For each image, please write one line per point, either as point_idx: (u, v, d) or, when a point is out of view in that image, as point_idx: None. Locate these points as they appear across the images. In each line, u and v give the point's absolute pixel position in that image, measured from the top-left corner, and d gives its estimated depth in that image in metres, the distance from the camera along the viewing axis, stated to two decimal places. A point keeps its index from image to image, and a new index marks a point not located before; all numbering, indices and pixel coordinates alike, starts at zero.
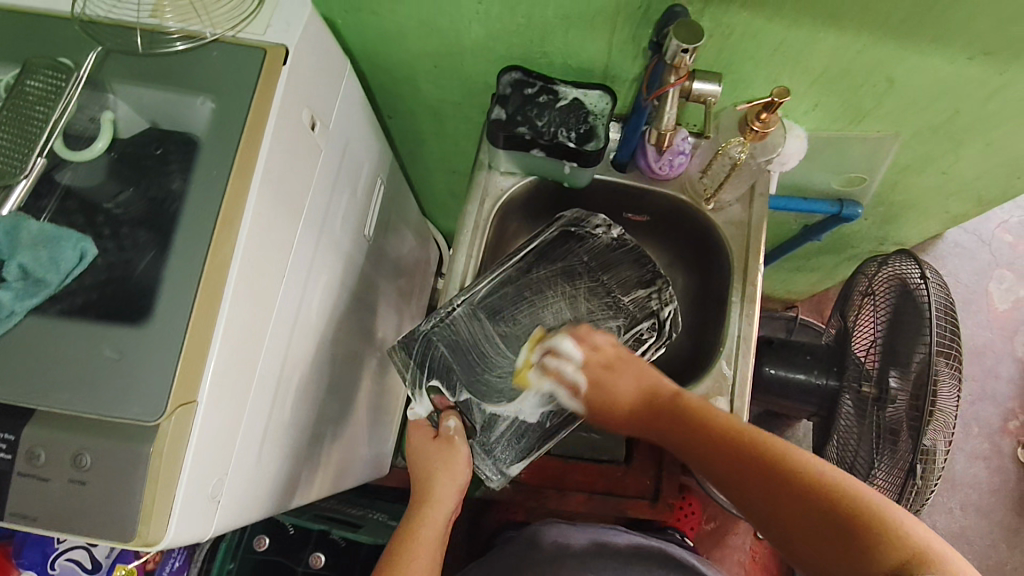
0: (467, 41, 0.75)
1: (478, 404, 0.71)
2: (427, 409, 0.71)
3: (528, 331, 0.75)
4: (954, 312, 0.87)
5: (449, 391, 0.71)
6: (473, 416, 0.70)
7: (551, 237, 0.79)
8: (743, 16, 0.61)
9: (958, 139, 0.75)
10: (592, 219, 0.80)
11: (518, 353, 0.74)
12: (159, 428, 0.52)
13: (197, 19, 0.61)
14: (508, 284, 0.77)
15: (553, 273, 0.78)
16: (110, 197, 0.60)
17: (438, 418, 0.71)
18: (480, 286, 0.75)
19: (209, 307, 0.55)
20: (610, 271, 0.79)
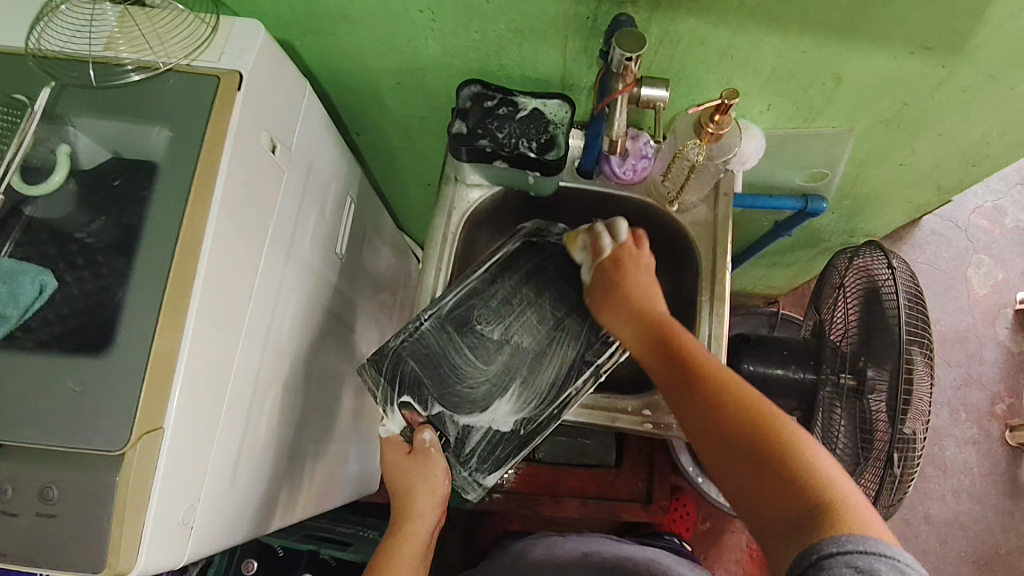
0: (426, 58, 0.76)
1: (450, 416, 0.71)
2: (399, 425, 0.73)
3: (498, 340, 0.76)
4: (922, 300, 0.88)
5: (420, 405, 0.72)
6: (446, 429, 0.71)
7: (515, 247, 0.80)
8: (690, 23, 0.63)
9: (912, 130, 0.77)
10: (554, 228, 0.82)
11: (486, 363, 0.74)
12: (125, 457, 0.52)
13: (150, 51, 0.61)
14: (474, 296, 0.77)
15: (519, 282, 0.79)
16: (82, 227, 0.60)
17: (412, 433, 0.72)
18: (447, 299, 0.76)
19: (172, 334, 0.55)
20: (575, 277, 0.80)
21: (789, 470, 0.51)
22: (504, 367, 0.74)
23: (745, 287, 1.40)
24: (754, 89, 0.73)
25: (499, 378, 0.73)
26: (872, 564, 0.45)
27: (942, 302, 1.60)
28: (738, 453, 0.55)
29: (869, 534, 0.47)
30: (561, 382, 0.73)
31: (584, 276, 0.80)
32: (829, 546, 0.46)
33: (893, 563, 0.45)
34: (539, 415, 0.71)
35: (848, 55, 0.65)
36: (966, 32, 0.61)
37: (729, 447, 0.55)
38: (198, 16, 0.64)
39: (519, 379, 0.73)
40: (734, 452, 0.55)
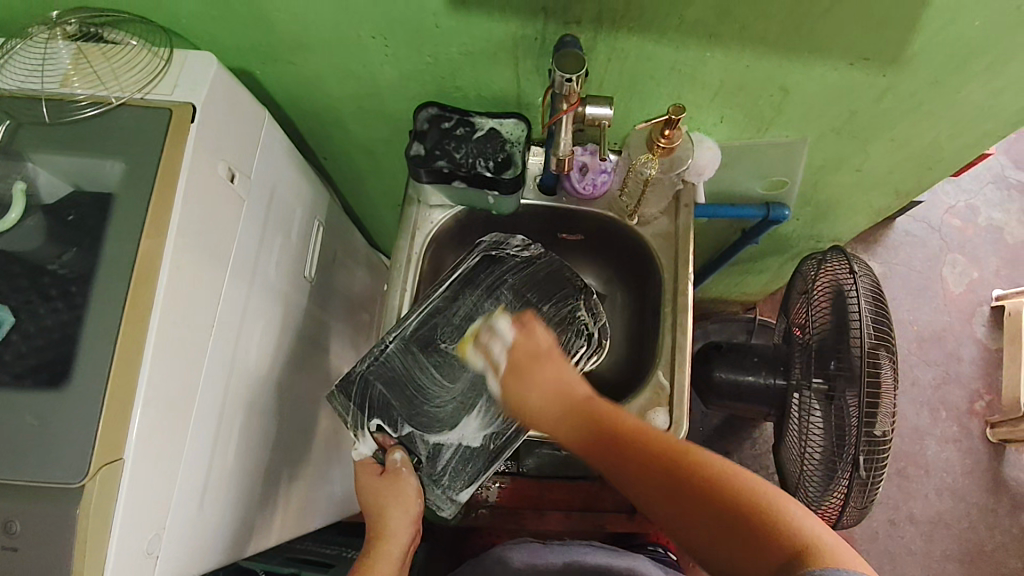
0: (383, 82, 0.78)
1: (421, 436, 0.73)
2: (370, 447, 0.74)
3: (464, 357, 0.77)
4: (885, 304, 0.90)
5: (391, 427, 0.74)
6: (418, 448, 0.73)
7: (474, 263, 0.81)
8: (633, 41, 0.65)
9: (862, 136, 0.79)
10: (512, 241, 0.82)
11: (452, 380, 0.75)
12: (84, 489, 0.53)
13: (104, 86, 0.62)
14: (438, 315, 0.78)
15: (480, 296, 0.80)
16: (54, 257, 0.60)
17: (384, 455, 0.74)
18: (410, 320, 0.77)
19: (129, 364, 0.55)
20: (536, 289, 0.81)
21: (758, 528, 0.49)
22: (469, 383, 0.75)
23: (721, 294, 1.42)
24: (705, 103, 0.74)
25: (466, 396, 0.74)
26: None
27: (919, 302, 1.61)
28: (692, 512, 0.52)
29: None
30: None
31: (543, 288, 0.80)
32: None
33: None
34: (507, 428, 0.72)
35: (791, 68, 0.67)
36: (902, 41, 0.63)
37: (696, 514, 0.52)
38: (153, 50, 0.66)
39: (484, 395, 0.74)
40: (697, 517, 0.51)
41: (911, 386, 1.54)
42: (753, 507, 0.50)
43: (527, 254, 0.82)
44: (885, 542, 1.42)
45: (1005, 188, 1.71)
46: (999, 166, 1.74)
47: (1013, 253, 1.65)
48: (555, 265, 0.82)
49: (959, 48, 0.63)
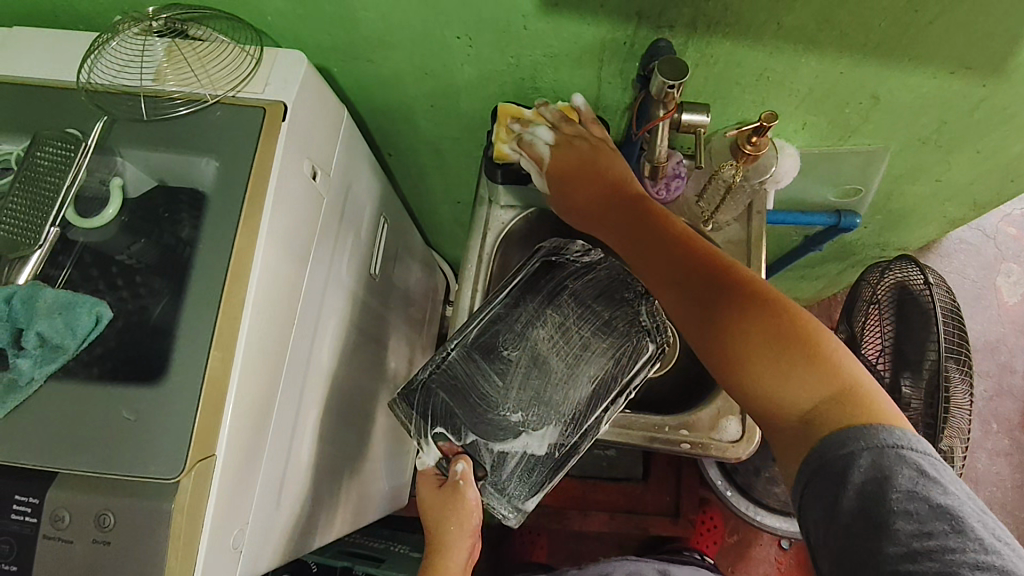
0: (461, 82, 0.77)
1: (485, 444, 0.69)
2: (434, 458, 0.71)
3: (527, 362, 0.71)
4: (960, 316, 0.87)
5: (455, 436, 0.69)
6: (482, 457, 0.69)
7: (533, 270, 0.75)
8: (726, 46, 0.64)
9: (949, 147, 0.76)
10: (572, 246, 0.77)
11: (513, 388, 0.70)
12: (178, 485, 0.53)
13: (195, 84, 0.63)
14: (498, 322, 0.73)
15: (540, 305, 0.74)
16: (123, 248, 0.61)
17: (447, 464, 0.70)
18: (470, 327, 0.72)
19: (223, 363, 0.56)
20: (599, 298, 0.74)
21: (807, 351, 0.51)
22: (532, 391, 0.70)
23: None
24: (790, 109, 0.73)
25: (530, 402, 0.69)
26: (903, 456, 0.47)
27: (972, 312, 1.58)
28: (711, 281, 0.57)
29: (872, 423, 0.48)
30: (592, 402, 0.70)
31: (608, 296, 0.74)
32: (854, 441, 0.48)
33: (923, 456, 0.48)
34: (573, 435, 0.68)
35: (885, 76, 0.65)
36: (1008, 53, 0.60)
37: (749, 344, 0.53)
38: (242, 46, 0.65)
39: (548, 402, 0.69)
40: (759, 364, 0.52)
41: None
42: (807, 338, 0.52)
43: (589, 260, 0.76)
44: None
45: None
46: None
47: None
48: (618, 272, 0.75)
49: None
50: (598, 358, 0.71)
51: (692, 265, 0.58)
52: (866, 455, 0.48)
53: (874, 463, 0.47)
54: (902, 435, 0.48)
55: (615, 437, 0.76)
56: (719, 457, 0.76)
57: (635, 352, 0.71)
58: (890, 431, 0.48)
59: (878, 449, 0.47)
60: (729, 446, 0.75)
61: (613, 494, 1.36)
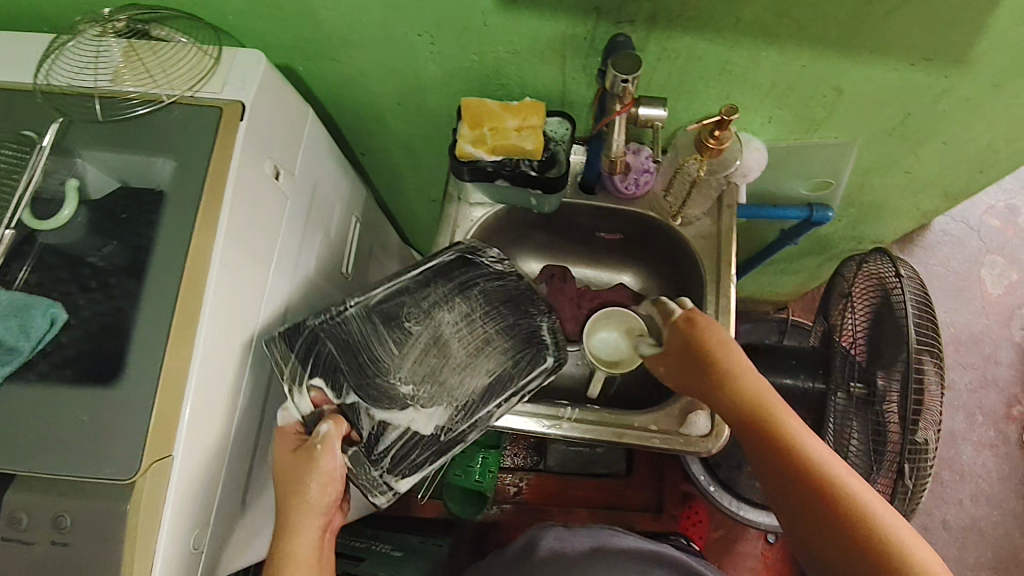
0: (427, 80, 0.77)
1: (366, 409, 0.66)
2: (307, 409, 0.66)
3: (426, 341, 0.69)
4: (931, 307, 0.88)
5: (334, 393, 0.67)
6: (362, 424, 0.65)
7: (448, 259, 0.75)
8: (686, 40, 0.63)
9: (916, 140, 0.76)
10: (490, 252, 0.76)
11: (406, 360, 0.68)
12: (134, 486, 0.53)
13: (153, 84, 0.63)
14: (406, 294, 0.72)
15: (450, 291, 0.72)
16: (96, 250, 0.61)
17: (316, 422, 0.66)
18: (377, 290, 0.72)
19: (180, 363, 0.56)
20: (507, 303, 0.72)
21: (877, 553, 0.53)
22: (428, 369, 0.68)
23: (753, 294, 1.39)
24: (755, 103, 0.73)
25: (423, 378, 0.68)
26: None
27: (956, 304, 1.58)
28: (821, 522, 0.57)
29: None
30: (484, 395, 0.68)
31: (518, 304, 0.72)
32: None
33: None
34: (459, 422, 0.66)
35: (846, 69, 0.65)
36: (966, 45, 0.60)
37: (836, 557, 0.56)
38: (200, 46, 0.65)
39: (440, 383, 0.68)
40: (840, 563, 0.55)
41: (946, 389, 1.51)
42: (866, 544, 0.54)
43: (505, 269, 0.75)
44: None
45: None
46: None
47: None
48: (526, 285, 0.74)
49: None
50: (495, 355, 0.70)
51: (759, 403, 0.64)
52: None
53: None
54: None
55: (584, 433, 0.76)
56: (689, 451, 0.76)
57: (533, 360, 0.69)
58: None
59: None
60: (700, 441, 0.75)
61: (595, 489, 1.37)
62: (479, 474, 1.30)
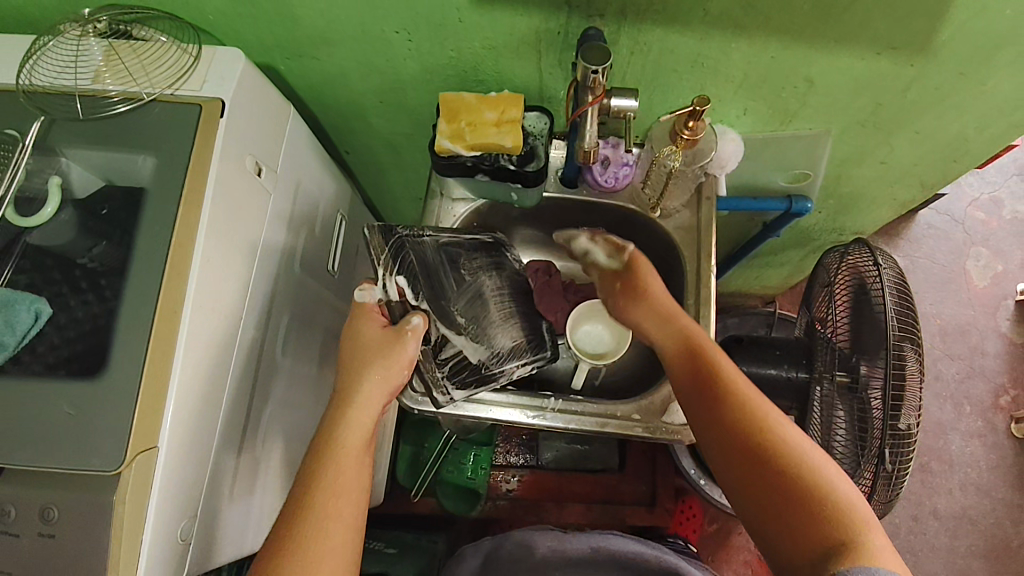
0: (407, 77, 0.78)
1: (434, 321, 0.74)
2: (387, 300, 0.74)
3: (473, 290, 0.77)
4: (910, 296, 0.89)
5: (411, 296, 0.74)
6: (430, 331, 0.74)
7: (483, 240, 0.83)
8: (657, 33, 0.65)
9: (888, 129, 0.77)
10: (512, 248, 0.85)
11: (464, 295, 0.77)
12: (119, 478, 0.54)
13: (134, 83, 0.64)
14: (463, 241, 0.81)
15: (480, 264, 0.80)
16: (84, 252, 0.61)
17: (399, 316, 0.74)
18: (446, 230, 0.80)
19: (162, 356, 0.57)
20: (518, 292, 0.81)
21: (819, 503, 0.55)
22: (473, 311, 0.76)
23: (740, 288, 1.41)
24: (729, 94, 0.74)
25: (473, 317, 0.76)
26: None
27: (942, 296, 1.59)
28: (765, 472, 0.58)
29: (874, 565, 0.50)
30: (507, 355, 0.75)
31: (524, 296, 0.81)
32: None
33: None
34: (494, 365, 0.74)
35: (815, 60, 0.66)
36: (928, 34, 0.61)
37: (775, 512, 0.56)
38: (181, 46, 0.66)
39: (484, 325, 0.76)
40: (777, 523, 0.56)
41: (934, 380, 1.52)
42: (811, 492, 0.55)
43: (519, 265, 0.84)
44: (908, 539, 1.41)
45: None
46: None
47: None
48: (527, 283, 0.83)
49: (991, 38, 0.61)
50: (516, 321, 0.78)
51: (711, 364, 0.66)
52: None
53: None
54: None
55: (568, 423, 0.77)
56: (670, 440, 0.77)
57: (536, 343, 0.78)
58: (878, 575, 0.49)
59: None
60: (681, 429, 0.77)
61: (588, 484, 1.38)
62: (472, 471, 1.31)
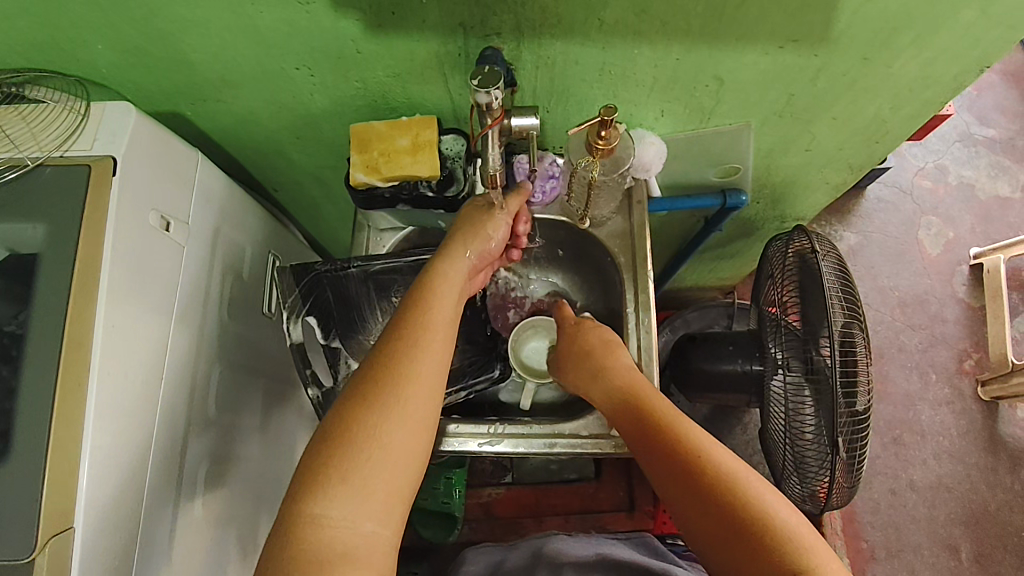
0: (317, 111, 0.76)
1: (345, 357, 0.74)
2: (298, 336, 0.73)
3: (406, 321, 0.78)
4: (851, 278, 0.90)
5: (323, 333, 0.74)
6: (340, 366, 0.74)
7: (436, 258, 0.78)
8: (557, 46, 0.64)
9: (806, 117, 0.77)
10: None
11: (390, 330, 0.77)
12: (33, 564, 0.52)
13: (20, 150, 0.61)
14: (401, 263, 0.77)
15: None
16: (9, 319, 0.57)
17: (302, 351, 0.73)
18: (377, 258, 0.75)
19: (69, 432, 0.54)
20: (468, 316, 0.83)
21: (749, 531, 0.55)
22: None
23: (696, 282, 1.41)
24: (643, 99, 0.73)
25: None
26: None
27: (898, 268, 1.60)
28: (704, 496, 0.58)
29: None
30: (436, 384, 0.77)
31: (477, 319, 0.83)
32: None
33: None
34: None
35: (718, 58, 0.65)
36: (826, 25, 0.61)
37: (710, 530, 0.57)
38: (71, 104, 0.64)
39: None
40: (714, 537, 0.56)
41: (898, 352, 1.53)
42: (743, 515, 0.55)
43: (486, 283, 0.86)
44: (888, 513, 1.41)
45: (971, 144, 1.70)
46: (963, 123, 1.73)
47: (986, 210, 1.65)
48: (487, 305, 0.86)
49: (887, 23, 0.60)
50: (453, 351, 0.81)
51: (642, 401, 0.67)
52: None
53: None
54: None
55: (517, 446, 0.76)
56: (621, 453, 0.75)
57: (480, 368, 0.81)
58: None
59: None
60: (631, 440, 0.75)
61: (566, 496, 1.35)
62: (446, 495, 1.27)
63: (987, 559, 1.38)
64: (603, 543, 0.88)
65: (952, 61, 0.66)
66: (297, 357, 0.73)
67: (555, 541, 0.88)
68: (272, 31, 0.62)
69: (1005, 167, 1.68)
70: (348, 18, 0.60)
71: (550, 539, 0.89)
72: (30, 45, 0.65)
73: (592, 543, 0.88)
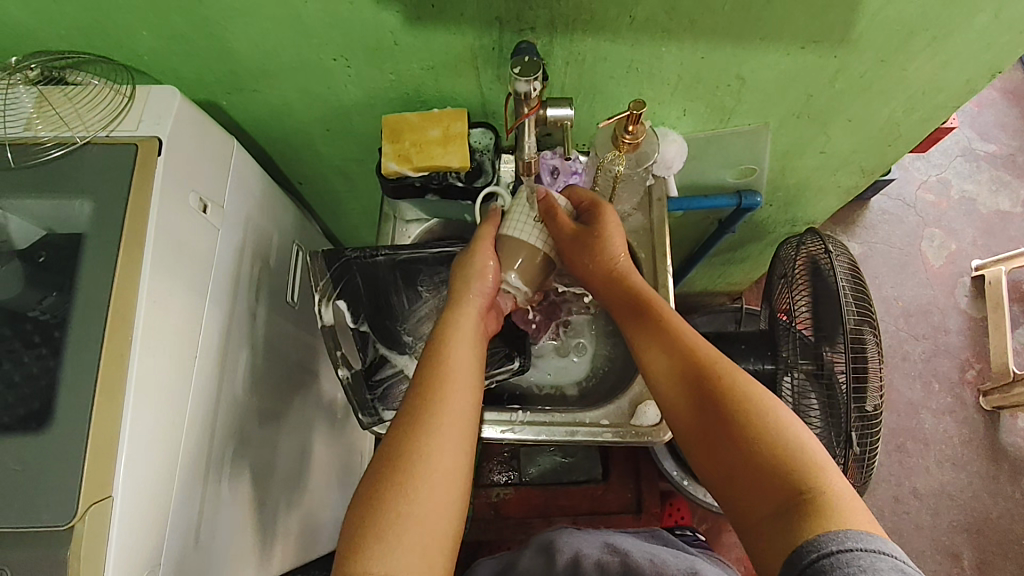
0: (349, 102, 0.78)
1: (373, 340, 0.77)
2: (329, 319, 0.75)
3: (431, 307, 0.80)
4: (862, 279, 0.91)
5: (352, 317, 0.77)
6: (368, 349, 0.77)
7: (456, 250, 0.81)
8: (589, 42, 0.66)
9: (822, 119, 0.79)
10: None
11: (415, 314, 0.79)
12: (72, 531, 0.52)
13: (68, 128, 0.63)
14: (426, 252, 0.80)
15: (449, 276, 0.81)
16: (35, 303, 0.60)
17: (332, 332, 0.75)
18: (404, 247, 0.79)
19: (110, 403, 0.55)
20: None
21: (771, 455, 0.55)
22: (419, 330, 0.79)
23: (706, 287, 1.43)
24: (666, 96, 0.76)
25: (423, 335, 0.79)
26: (872, 561, 0.46)
27: (901, 278, 1.63)
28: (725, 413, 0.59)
29: (860, 532, 0.48)
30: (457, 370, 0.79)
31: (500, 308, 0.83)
32: (828, 545, 0.48)
33: (892, 561, 0.47)
34: None
35: (742, 57, 0.68)
36: (846, 26, 0.63)
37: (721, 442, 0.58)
38: (116, 87, 0.66)
39: (430, 343, 0.78)
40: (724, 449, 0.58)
41: (902, 361, 1.55)
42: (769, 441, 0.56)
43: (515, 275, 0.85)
44: (892, 520, 1.42)
45: (973, 159, 1.74)
46: (965, 138, 1.76)
47: (988, 223, 1.68)
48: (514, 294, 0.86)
49: (905, 25, 0.63)
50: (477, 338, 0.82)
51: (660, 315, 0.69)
52: (829, 557, 0.47)
53: (826, 570, 0.47)
54: (868, 537, 0.48)
55: (539, 435, 0.77)
56: (641, 442, 0.77)
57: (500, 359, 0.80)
58: (864, 536, 0.48)
59: (827, 550, 0.48)
60: (652, 430, 0.76)
61: (576, 498, 1.33)
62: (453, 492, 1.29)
63: (990, 568, 1.38)
64: (604, 534, 0.89)
65: (966, 64, 0.69)
66: (326, 336, 0.75)
67: (566, 536, 0.89)
68: (314, 21, 0.64)
69: (1006, 182, 1.71)
70: (388, 10, 0.62)
71: (560, 535, 0.90)
72: (79, 32, 0.67)
73: (598, 534, 0.90)
